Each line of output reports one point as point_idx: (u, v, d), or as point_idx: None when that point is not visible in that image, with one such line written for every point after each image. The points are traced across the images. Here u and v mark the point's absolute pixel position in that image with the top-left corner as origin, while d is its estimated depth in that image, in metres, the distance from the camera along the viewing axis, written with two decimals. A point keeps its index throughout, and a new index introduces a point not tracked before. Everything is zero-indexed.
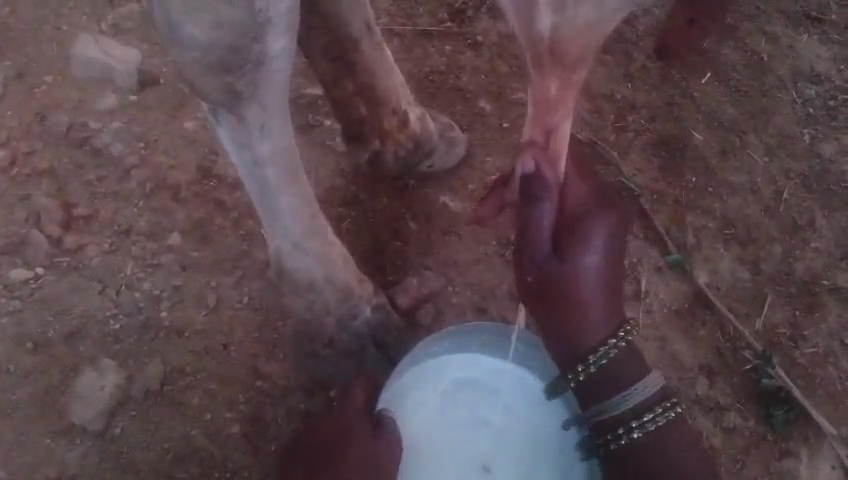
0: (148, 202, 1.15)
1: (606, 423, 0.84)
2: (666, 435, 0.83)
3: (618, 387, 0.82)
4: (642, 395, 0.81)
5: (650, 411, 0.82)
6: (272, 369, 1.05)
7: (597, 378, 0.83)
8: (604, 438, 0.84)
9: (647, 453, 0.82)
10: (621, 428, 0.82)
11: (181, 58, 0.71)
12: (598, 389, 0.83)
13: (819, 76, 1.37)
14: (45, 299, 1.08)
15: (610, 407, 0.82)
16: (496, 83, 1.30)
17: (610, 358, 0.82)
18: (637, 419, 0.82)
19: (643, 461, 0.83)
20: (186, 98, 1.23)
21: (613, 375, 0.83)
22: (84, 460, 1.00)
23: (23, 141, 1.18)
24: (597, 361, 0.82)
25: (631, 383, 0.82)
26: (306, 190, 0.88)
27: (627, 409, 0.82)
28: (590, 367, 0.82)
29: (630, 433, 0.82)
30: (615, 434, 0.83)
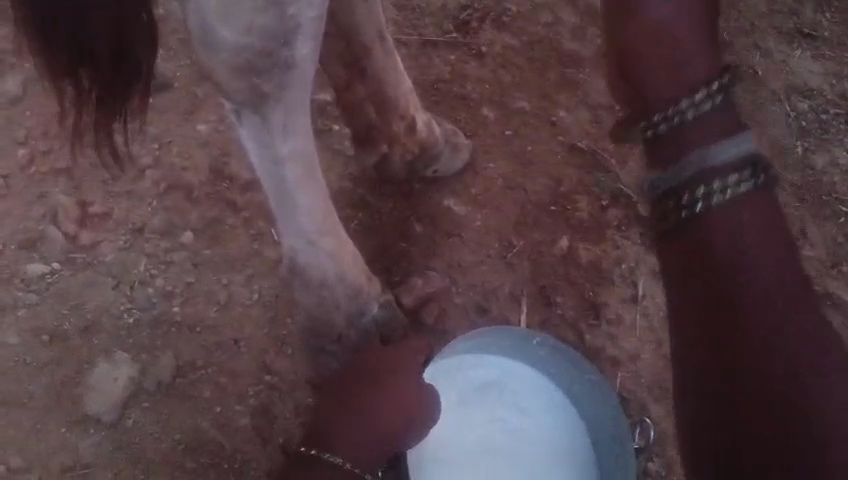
0: (161, 201, 1.18)
1: (683, 183, 0.65)
2: (762, 208, 0.64)
3: (713, 136, 0.64)
4: (741, 147, 0.63)
5: (743, 169, 0.63)
6: (281, 365, 1.08)
7: (685, 125, 0.65)
8: (673, 198, 0.65)
9: (732, 226, 0.64)
10: (712, 182, 0.64)
11: (212, 61, 0.77)
12: (688, 133, 0.65)
13: (811, 91, 1.41)
14: (60, 293, 1.11)
15: (699, 152, 0.64)
16: (500, 92, 1.34)
17: (709, 103, 0.65)
18: (729, 176, 0.63)
19: (720, 248, 0.64)
20: (199, 101, 1.27)
21: (708, 124, 0.65)
22: (98, 448, 1.03)
23: (40, 140, 1.22)
24: (699, 100, 0.65)
25: (726, 131, 0.64)
26: (321, 190, 0.92)
27: (716, 165, 0.64)
28: (682, 111, 0.65)
29: (722, 192, 0.63)
30: (696, 196, 0.64)
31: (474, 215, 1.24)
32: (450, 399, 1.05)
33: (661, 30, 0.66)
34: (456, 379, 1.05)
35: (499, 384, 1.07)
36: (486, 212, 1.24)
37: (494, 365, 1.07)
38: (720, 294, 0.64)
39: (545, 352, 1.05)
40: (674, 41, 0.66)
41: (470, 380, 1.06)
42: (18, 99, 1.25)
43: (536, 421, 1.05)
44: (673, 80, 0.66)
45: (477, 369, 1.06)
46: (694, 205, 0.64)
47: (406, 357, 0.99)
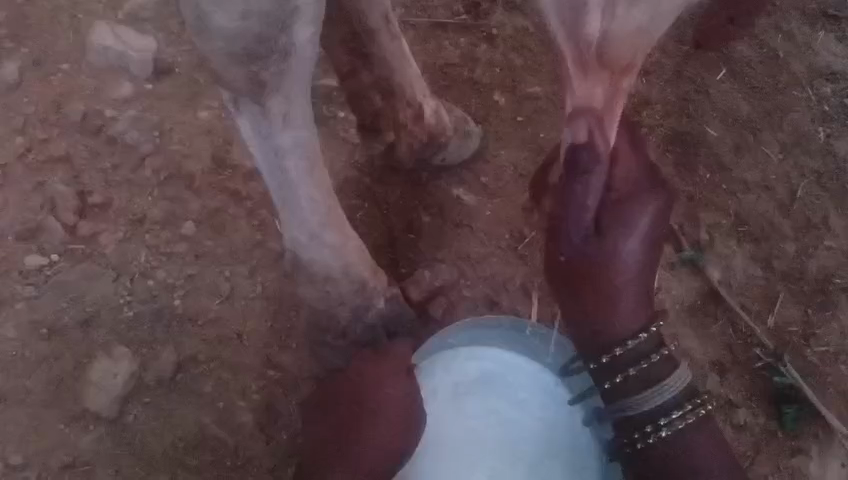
0: (163, 191, 1.15)
1: (633, 421, 0.87)
2: (693, 436, 0.87)
3: (647, 384, 0.85)
4: (668, 393, 0.85)
5: (678, 409, 0.86)
6: (284, 359, 1.06)
7: (630, 381, 0.85)
8: (630, 437, 0.88)
9: (673, 454, 0.86)
10: (648, 426, 0.86)
11: (208, 47, 0.72)
12: (630, 387, 0.86)
13: (836, 74, 1.37)
14: (59, 286, 1.08)
15: (638, 404, 0.85)
16: (511, 77, 1.30)
17: (643, 367, 0.85)
18: (666, 415, 0.86)
19: (667, 459, 0.86)
20: (201, 88, 1.24)
21: (647, 376, 0.85)
22: (98, 446, 1.00)
23: (38, 128, 1.18)
24: (633, 364, 0.85)
25: (661, 379, 0.85)
26: (323, 180, 0.88)
27: (654, 407, 0.85)
28: (623, 374, 0.85)
29: (661, 428, 0.85)
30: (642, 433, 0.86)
31: (483, 205, 1.20)
32: (445, 391, 1.01)
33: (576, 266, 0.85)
34: (456, 369, 1.01)
35: (497, 377, 1.02)
36: (496, 201, 1.21)
37: (493, 358, 1.02)
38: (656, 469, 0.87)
39: (541, 345, 1.02)
40: (600, 286, 0.85)
41: (471, 370, 1.02)
42: (15, 85, 1.21)
43: (534, 416, 1.01)
44: (597, 332, 0.87)
45: (476, 358, 1.02)
46: (647, 438, 0.86)
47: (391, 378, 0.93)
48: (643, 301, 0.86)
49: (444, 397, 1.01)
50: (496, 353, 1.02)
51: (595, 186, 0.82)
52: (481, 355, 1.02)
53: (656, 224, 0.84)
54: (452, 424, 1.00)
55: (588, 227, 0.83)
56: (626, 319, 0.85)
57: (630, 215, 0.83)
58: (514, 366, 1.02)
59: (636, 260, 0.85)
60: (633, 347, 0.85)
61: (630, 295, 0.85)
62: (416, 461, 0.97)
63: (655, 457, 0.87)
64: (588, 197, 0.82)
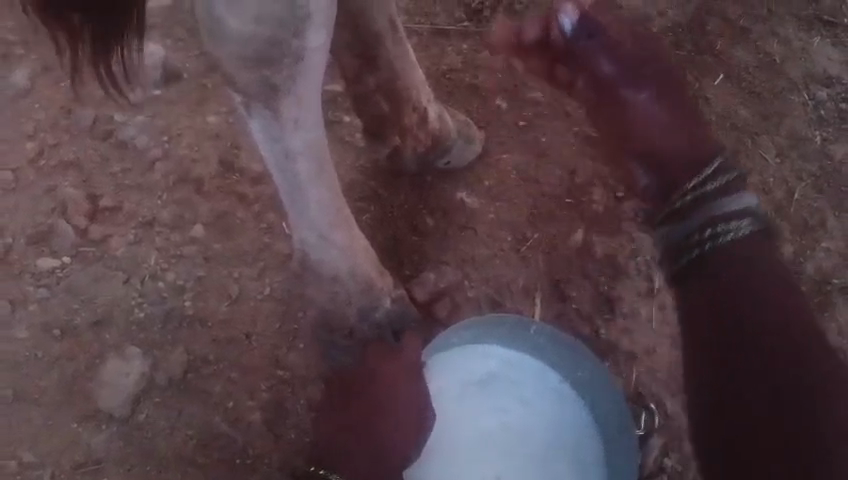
0: (172, 194, 1.17)
1: (697, 229, 0.72)
2: (759, 255, 0.73)
3: (723, 191, 0.73)
4: (735, 206, 0.72)
5: (746, 223, 0.72)
6: (294, 359, 1.07)
7: (697, 196, 0.73)
8: (685, 250, 0.73)
9: (739, 272, 0.72)
10: (710, 230, 0.72)
11: (222, 50, 0.75)
12: (700, 201, 0.73)
13: (831, 79, 1.39)
14: (71, 287, 1.10)
15: (692, 214, 0.73)
16: (512, 82, 1.32)
17: (724, 179, 0.73)
18: (728, 223, 0.72)
19: (718, 281, 0.72)
20: (209, 93, 1.26)
21: (721, 191, 0.72)
22: (109, 444, 1.02)
23: (49, 133, 1.21)
24: (705, 185, 0.73)
25: (736, 191, 0.73)
26: (333, 183, 0.90)
27: (729, 211, 0.72)
28: (698, 182, 0.73)
29: (724, 236, 0.72)
30: (703, 238, 0.72)
31: (487, 207, 1.22)
32: (451, 391, 1.02)
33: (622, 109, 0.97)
34: (461, 370, 1.03)
35: (500, 375, 1.04)
36: (499, 204, 1.23)
37: (497, 357, 1.04)
38: (741, 325, 0.71)
39: (544, 340, 1.02)
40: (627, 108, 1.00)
41: (476, 371, 1.03)
42: (27, 92, 1.24)
43: (536, 413, 1.03)
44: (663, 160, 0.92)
45: (480, 358, 1.03)
46: (704, 247, 0.72)
47: (402, 377, 0.95)
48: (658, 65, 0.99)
49: (449, 395, 1.02)
50: (499, 352, 1.03)
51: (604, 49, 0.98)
52: (484, 353, 1.03)
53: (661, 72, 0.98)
54: (459, 421, 1.02)
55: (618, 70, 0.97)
56: (655, 121, 0.94)
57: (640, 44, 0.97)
58: (517, 363, 1.04)
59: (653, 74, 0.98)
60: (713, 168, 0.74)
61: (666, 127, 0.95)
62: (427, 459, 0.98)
63: (714, 279, 0.73)
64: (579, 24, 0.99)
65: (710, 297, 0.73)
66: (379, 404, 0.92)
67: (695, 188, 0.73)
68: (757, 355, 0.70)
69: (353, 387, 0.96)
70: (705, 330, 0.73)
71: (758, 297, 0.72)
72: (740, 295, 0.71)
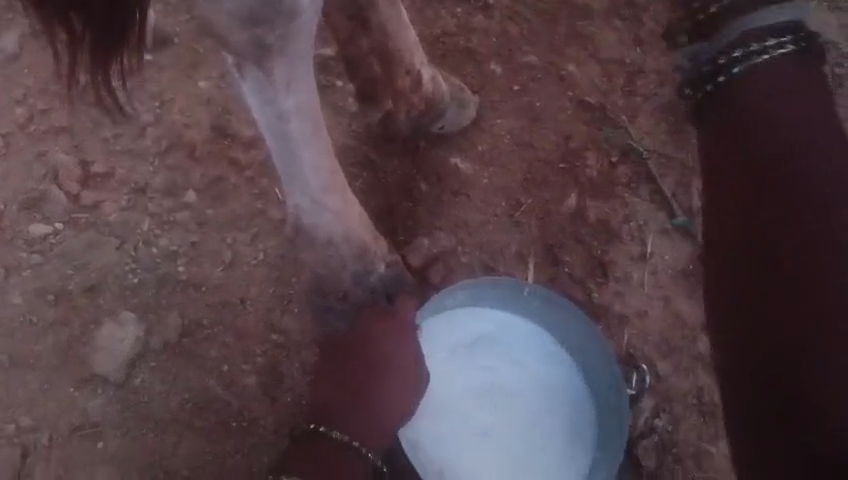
0: (164, 160, 1.17)
1: (731, 46, 0.89)
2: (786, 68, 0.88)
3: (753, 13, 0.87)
4: (777, 19, 0.86)
5: (777, 42, 0.87)
6: (289, 323, 1.07)
7: (739, 16, 0.88)
8: (715, 66, 0.90)
9: (757, 88, 0.88)
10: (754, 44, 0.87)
11: (213, 10, 0.73)
12: (728, 19, 0.89)
13: None
14: (64, 253, 1.10)
15: (735, 29, 0.88)
16: (507, 46, 1.30)
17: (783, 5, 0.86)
18: (769, 42, 0.87)
19: (750, 97, 0.88)
20: (199, 57, 1.23)
21: (767, 25, 0.87)
22: (106, 408, 1.03)
23: (39, 99, 1.20)
24: (767, 5, 0.87)
25: (779, 2, 0.86)
26: (327, 146, 0.89)
27: (762, 29, 0.87)
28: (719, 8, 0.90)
29: (761, 54, 0.88)
30: (729, 62, 0.89)
31: (480, 172, 1.22)
32: (444, 353, 1.03)
33: None
34: (454, 332, 1.04)
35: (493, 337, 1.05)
36: (494, 169, 1.22)
37: (491, 319, 1.04)
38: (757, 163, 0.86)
39: (537, 302, 1.03)
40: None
41: (470, 333, 1.04)
42: (14, 56, 1.22)
43: (529, 375, 1.03)
44: None
45: (474, 320, 1.04)
46: (731, 70, 0.89)
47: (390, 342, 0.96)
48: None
49: (443, 357, 1.03)
50: (493, 314, 1.04)
51: None
52: (478, 315, 1.04)
53: None
54: (453, 381, 1.02)
55: None
56: None
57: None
58: (511, 326, 1.05)
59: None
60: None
61: None
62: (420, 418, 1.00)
63: (735, 100, 0.90)
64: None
65: (732, 117, 0.90)
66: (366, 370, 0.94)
67: (732, 5, 0.89)
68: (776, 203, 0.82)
69: (345, 354, 0.98)
70: (730, 134, 0.89)
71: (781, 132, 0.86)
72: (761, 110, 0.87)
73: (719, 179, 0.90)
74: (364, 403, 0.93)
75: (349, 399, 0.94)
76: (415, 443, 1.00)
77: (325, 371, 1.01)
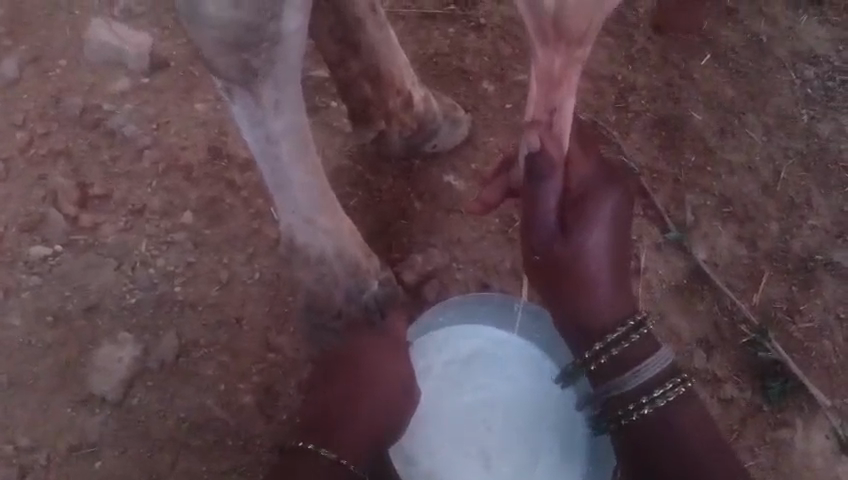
0: (161, 182, 1.18)
1: (618, 401, 0.89)
2: (671, 411, 0.88)
3: (631, 365, 0.87)
4: (653, 372, 0.86)
5: (661, 387, 0.87)
6: (284, 341, 1.09)
7: (611, 363, 0.89)
8: (615, 415, 0.90)
9: (660, 427, 0.88)
10: (631, 405, 0.88)
11: (200, 37, 0.73)
12: (613, 368, 0.89)
13: (817, 57, 1.36)
14: (62, 274, 1.12)
15: (622, 384, 0.87)
16: (498, 65, 1.32)
17: (634, 341, 0.88)
18: (650, 394, 0.87)
19: (652, 428, 0.88)
20: (196, 80, 1.26)
21: (628, 355, 0.88)
22: (103, 428, 1.04)
23: (39, 123, 1.22)
24: (615, 344, 0.88)
25: (645, 357, 0.87)
26: (316, 166, 0.90)
27: (640, 384, 0.87)
28: (604, 355, 0.89)
29: (644, 407, 0.87)
30: (626, 411, 0.89)
31: (473, 190, 1.23)
32: (437, 368, 1.04)
33: (558, 273, 0.93)
34: (447, 349, 1.05)
35: (488, 352, 1.06)
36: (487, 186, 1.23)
37: (484, 336, 1.06)
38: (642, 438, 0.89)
39: (528, 318, 1.06)
40: (563, 275, 0.93)
41: (464, 349, 1.05)
42: (15, 82, 1.24)
43: (524, 391, 1.04)
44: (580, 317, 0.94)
45: (467, 336, 1.05)
46: (626, 419, 0.89)
47: (384, 364, 0.97)
48: (617, 288, 0.93)
49: (436, 373, 1.04)
50: (485, 330, 1.06)
51: (548, 213, 0.88)
52: (470, 333, 1.06)
53: (604, 252, 0.92)
54: (448, 395, 1.03)
55: (559, 218, 0.89)
56: (591, 305, 0.92)
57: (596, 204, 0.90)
58: (504, 342, 1.06)
59: (604, 245, 0.92)
60: (622, 326, 0.89)
61: (605, 286, 0.93)
62: (415, 431, 1.01)
63: (630, 427, 0.90)
64: (555, 65, 0.76)
65: (631, 429, 0.90)
66: (359, 392, 0.95)
67: (605, 343, 0.89)
68: (674, 438, 0.88)
69: (337, 371, 0.98)
70: (622, 431, 0.91)
71: (677, 443, 0.88)
72: (663, 431, 0.88)
73: (630, 443, 0.91)
74: (356, 415, 0.94)
75: (341, 414, 0.95)
76: (411, 457, 1.00)
77: (317, 389, 1.00)
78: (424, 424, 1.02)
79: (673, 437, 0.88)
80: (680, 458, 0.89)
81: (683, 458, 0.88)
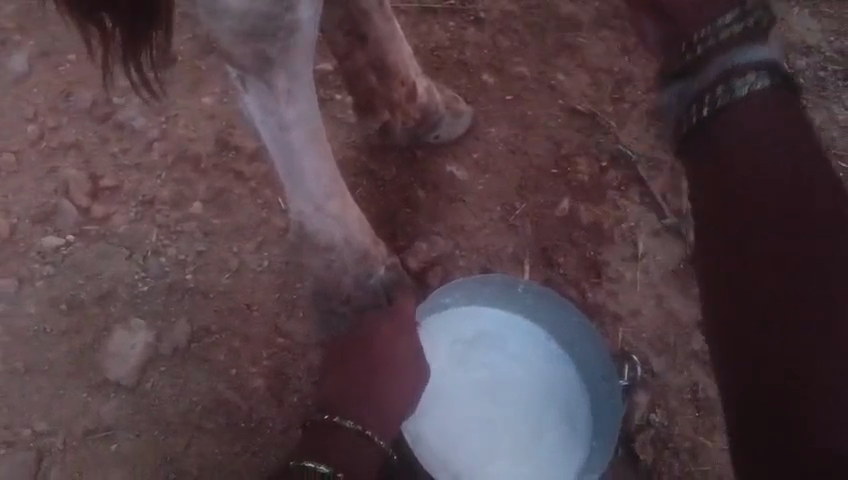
0: (171, 173, 1.21)
1: (717, 81, 0.70)
2: (776, 106, 0.70)
3: (743, 44, 0.69)
4: (766, 50, 0.69)
5: (771, 72, 0.69)
6: (293, 327, 1.11)
7: (720, 40, 0.70)
8: (706, 102, 0.70)
9: (760, 112, 0.69)
10: (736, 81, 0.69)
11: (217, 27, 0.77)
12: (721, 45, 0.70)
13: (809, 48, 1.40)
14: (76, 263, 1.14)
15: (725, 56, 0.70)
16: (498, 57, 1.35)
17: (744, 23, 0.70)
18: (760, 77, 0.69)
19: (745, 129, 0.69)
20: (204, 74, 1.28)
21: (740, 37, 0.70)
22: (118, 412, 1.07)
23: (49, 117, 1.24)
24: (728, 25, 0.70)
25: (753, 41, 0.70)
26: (327, 154, 0.94)
27: (748, 57, 0.69)
28: (713, 35, 0.71)
29: (743, 89, 0.69)
30: (716, 97, 0.70)
31: (475, 179, 1.26)
32: (443, 349, 1.06)
33: None
34: (452, 330, 1.08)
35: (492, 334, 1.09)
36: (488, 176, 1.27)
37: (487, 318, 1.09)
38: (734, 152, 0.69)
39: (531, 299, 1.09)
40: None
41: (469, 331, 1.08)
42: (26, 77, 1.27)
43: (528, 371, 1.07)
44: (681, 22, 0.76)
45: (470, 318, 1.09)
46: (720, 104, 0.70)
47: (400, 342, 0.99)
48: None
49: (443, 353, 1.06)
50: (488, 312, 1.10)
51: None
52: (474, 315, 1.09)
53: None
54: (454, 374, 1.05)
55: None
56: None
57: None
58: (507, 324, 1.10)
59: None
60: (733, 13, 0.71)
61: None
62: (423, 410, 1.03)
63: (725, 126, 0.70)
64: None
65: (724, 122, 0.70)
66: (376, 367, 0.97)
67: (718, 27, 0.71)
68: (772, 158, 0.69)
69: (353, 349, 1.01)
70: (718, 138, 0.70)
71: (783, 186, 0.68)
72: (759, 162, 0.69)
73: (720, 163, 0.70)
74: (373, 389, 0.96)
75: (361, 389, 0.97)
76: (419, 434, 1.01)
77: (333, 370, 1.02)
78: (431, 403, 1.03)
79: (775, 158, 0.69)
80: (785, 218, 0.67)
81: (784, 176, 0.68)
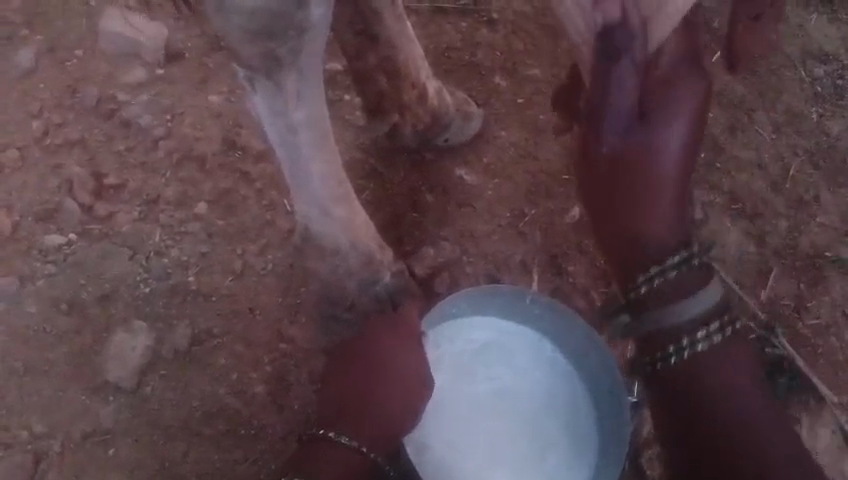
0: (175, 172, 1.19)
1: (666, 337, 0.83)
2: (715, 356, 0.83)
3: (684, 293, 0.81)
4: (702, 305, 0.81)
5: (710, 324, 0.82)
6: (296, 333, 1.10)
7: (663, 291, 0.82)
8: (653, 354, 0.85)
9: (712, 371, 0.83)
10: (684, 340, 0.82)
11: (225, 26, 0.74)
12: (664, 297, 0.82)
13: (827, 55, 1.37)
14: (78, 262, 1.12)
15: (668, 315, 0.81)
16: (509, 60, 1.32)
17: (678, 274, 0.82)
18: (699, 330, 0.82)
19: (701, 375, 0.83)
20: (210, 72, 1.26)
21: (684, 285, 0.82)
22: (116, 416, 1.05)
23: (54, 113, 1.23)
24: (673, 265, 0.83)
25: (695, 290, 0.81)
26: (334, 157, 0.91)
27: (687, 318, 0.81)
28: (662, 279, 0.83)
29: (693, 345, 0.82)
30: (665, 354, 0.83)
31: (485, 185, 1.24)
32: (449, 358, 1.05)
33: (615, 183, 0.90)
34: (458, 340, 1.06)
35: (499, 344, 1.07)
36: (498, 181, 1.24)
37: (494, 328, 1.07)
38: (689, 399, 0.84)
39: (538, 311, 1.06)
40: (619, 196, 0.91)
41: (475, 340, 1.06)
42: (31, 72, 1.25)
43: (533, 383, 1.05)
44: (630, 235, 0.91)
45: (478, 328, 1.06)
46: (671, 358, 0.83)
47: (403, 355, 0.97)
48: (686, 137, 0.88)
49: (448, 363, 1.05)
50: (496, 323, 1.07)
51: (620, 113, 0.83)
52: (481, 325, 1.07)
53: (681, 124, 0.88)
54: (458, 384, 1.04)
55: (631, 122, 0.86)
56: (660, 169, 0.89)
57: (688, 76, 0.88)
58: (514, 334, 1.07)
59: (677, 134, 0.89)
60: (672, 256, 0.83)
61: (668, 176, 0.89)
62: (426, 421, 1.02)
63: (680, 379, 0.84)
64: None
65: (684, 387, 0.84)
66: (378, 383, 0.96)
67: (667, 280, 0.82)
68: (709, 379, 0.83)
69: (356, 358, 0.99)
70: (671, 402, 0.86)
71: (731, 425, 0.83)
72: (721, 408, 0.83)
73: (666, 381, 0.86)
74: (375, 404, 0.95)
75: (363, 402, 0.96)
76: (422, 445, 1.01)
77: (334, 377, 1.00)
78: (434, 414, 1.02)
79: (710, 385, 0.83)
80: (729, 418, 0.83)
81: (721, 396, 0.83)
